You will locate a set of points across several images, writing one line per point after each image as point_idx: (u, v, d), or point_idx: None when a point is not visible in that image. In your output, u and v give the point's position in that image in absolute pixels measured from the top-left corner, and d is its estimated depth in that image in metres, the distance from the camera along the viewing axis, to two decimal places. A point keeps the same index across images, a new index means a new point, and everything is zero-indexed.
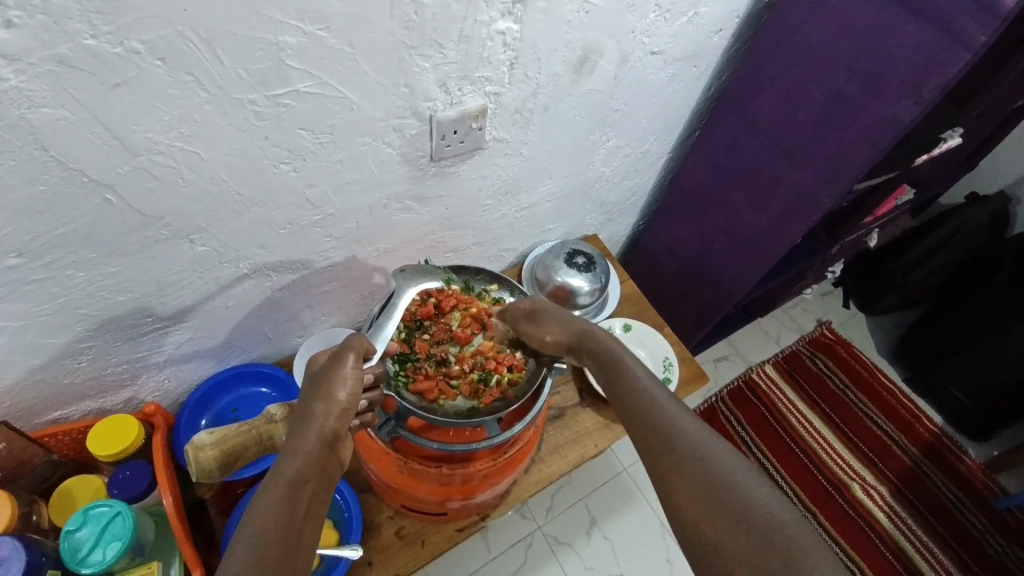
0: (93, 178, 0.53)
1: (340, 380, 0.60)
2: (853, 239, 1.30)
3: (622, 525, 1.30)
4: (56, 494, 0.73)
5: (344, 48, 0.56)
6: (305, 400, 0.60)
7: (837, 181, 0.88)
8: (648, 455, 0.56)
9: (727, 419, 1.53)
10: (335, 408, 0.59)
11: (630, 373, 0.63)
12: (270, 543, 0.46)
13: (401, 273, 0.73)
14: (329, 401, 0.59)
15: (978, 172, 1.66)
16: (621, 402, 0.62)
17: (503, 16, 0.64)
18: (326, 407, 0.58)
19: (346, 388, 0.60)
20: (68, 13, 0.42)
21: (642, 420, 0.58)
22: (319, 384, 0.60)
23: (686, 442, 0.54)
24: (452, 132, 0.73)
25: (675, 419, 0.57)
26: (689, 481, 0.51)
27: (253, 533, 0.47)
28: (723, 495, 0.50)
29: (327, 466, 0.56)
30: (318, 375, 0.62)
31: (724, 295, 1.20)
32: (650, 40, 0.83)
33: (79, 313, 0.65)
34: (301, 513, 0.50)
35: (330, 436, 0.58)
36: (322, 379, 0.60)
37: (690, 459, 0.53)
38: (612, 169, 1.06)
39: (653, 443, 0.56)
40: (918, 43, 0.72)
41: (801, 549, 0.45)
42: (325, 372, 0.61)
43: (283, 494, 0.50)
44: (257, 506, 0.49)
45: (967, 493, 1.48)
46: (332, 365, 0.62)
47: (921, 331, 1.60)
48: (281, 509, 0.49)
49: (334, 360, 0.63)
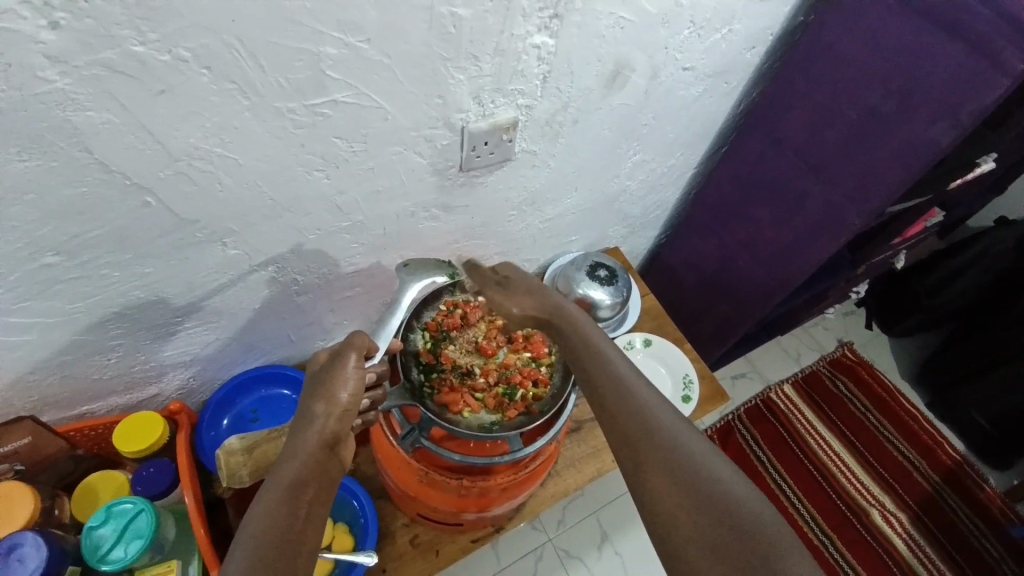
0: (132, 181, 0.54)
1: (341, 380, 0.61)
2: (880, 259, 1.27)
3: (634, 541, 1.28)
4: (80, 489, 0.74)
5: (382, 59, 0.57)
6: (304, 402, 0.60)
7: (868, 202, 0.86)
8: (622, 445, 0.55)
9: (744, 437, 1.51)
10: (335, 410, 0.59)
11: (608, 364, 0.64)
12: (267, 546, 0.46)
13: (404, 269, 0.77)
14: (330, 401, 0.59)
15: (1010, 195, 1.63)
16: (597, 388, 0.62)
17: (539, 30, 0.65)
18: (326, 408, 0.59)
19: (348, 389, 0.61)
20: (116, 19, 0.43)
21: (620, 408, 0.58)
22: (320, 386, 0.61)
23: (667, 435, 0.55)
24: (482, 143, 0.74)
25: (652, 413, 0.57)
26: (667, 473, 0.51)
27: (251, 536, 0.47)
28: (701, 489, 0.50)
29: (329, 468, 0.56)
30: (320, 374, 0.62)
31: (747, 313, 1.19)
32: (683, 56, 0.83)
33: (111, 311, 0.66)
34: (301, 516, 0.50)
35: (330, 438, 0.58)
36: (323, 379, 0.61)
37: (668, 450, 0.53)
38: (637, 182, 1.05)
39: (630, 430, 0.56)
40: (957, 64, 0.71)
41: (777, 548, 0.46)
42: (327, 371, 0.62)
43: (282, 497, 0.51)
44: (255, 509, 0.50)
45: (988, 522, 1.44)
46: (334, 363, 0.62)
47: (945, 354, 1.57)
48: (279, 512, 0.49)
49: (336, 358, 0.63)
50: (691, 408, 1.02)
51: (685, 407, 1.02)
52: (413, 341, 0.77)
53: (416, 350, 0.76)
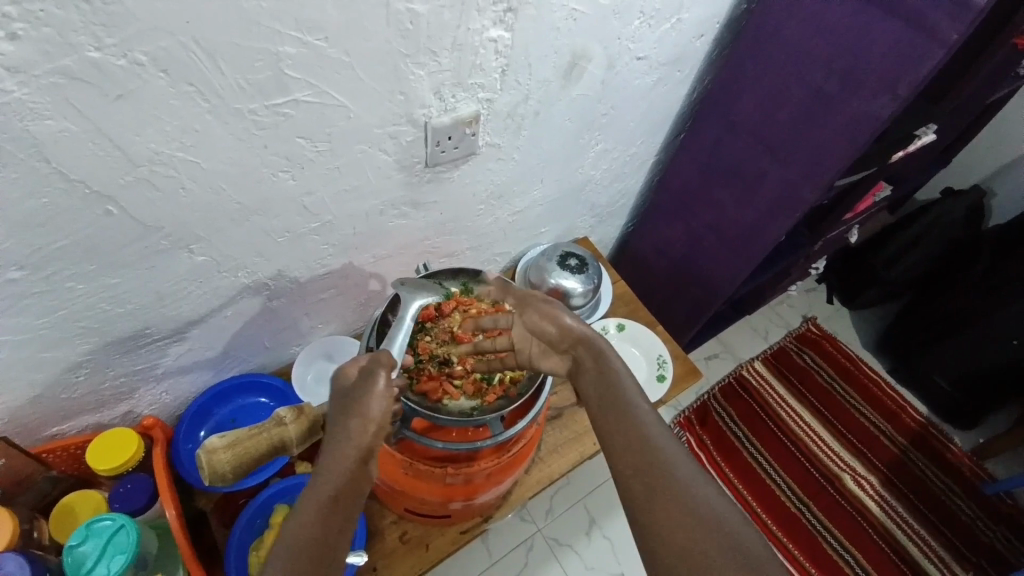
0: (94, 190, 0.54)
1: (375, 395, 0.59)
2: (835, 235, 1.33)
3: (621, 524, 1.31)
4: (56, 510, 0.73)
5: (341, 57, 0.58)
6: (337, 415, 0.59)
7: (819, 176, 0.90)
8: (632, 472, 0.55)
9: (720, 416, 1.55)
10: (370, 424, 0.58)
11: (618, 395, 0.62)
12: (302, 558, 0.49)
13: (402, 286, 0.72)
14: (363, 417, 0.58)
15: (952, 167, 1.72)
16: (606, 411, 0.61)
17: (495, 24, 0.66)
18: (360, 424, 0.57)
19: (381, 403, 0.59)
20: (72, 25, 0.43)
21: (628, 438, 0.57)
22: (352, 400, 0.59)
23: (670, 466, 0.54)
24: (447, 138, 0.75)
25: (659, 443, 0.57)
26: (676, 507, 0.51)
27: (288, 549, 0.49)
28: (705, 518, 0.50)
29: (363, 481, 0.57)
30: (353, 387, 0.60)
31: (713, 294, 1.22)
32: (636, 46, 0.85)
33: (78, 326, 0.65)
34: (336, 528, 0.52)
35: (366, 453, 0.57)
36: (355, 394, 0.59)
37: (669, 479, 0.53)
38: (602, 172, 1.08)
39: (630, 460, 0.56)
40: (893, 39, 0.75)
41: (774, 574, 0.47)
42: (360, 385, 0.59)
43: (319, 511, 0.52)
44: (292, 522, 0.51)
45: (956, 480, 1.51)
46: (367, 377, 0.60)
47: (904, 321, 1.64)
48: (314, 524, 0.51)
49: (368, 372, 0.60)
50: (666, 388, 1.05)
51: (660, 387, 1.05)
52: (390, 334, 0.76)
53: None
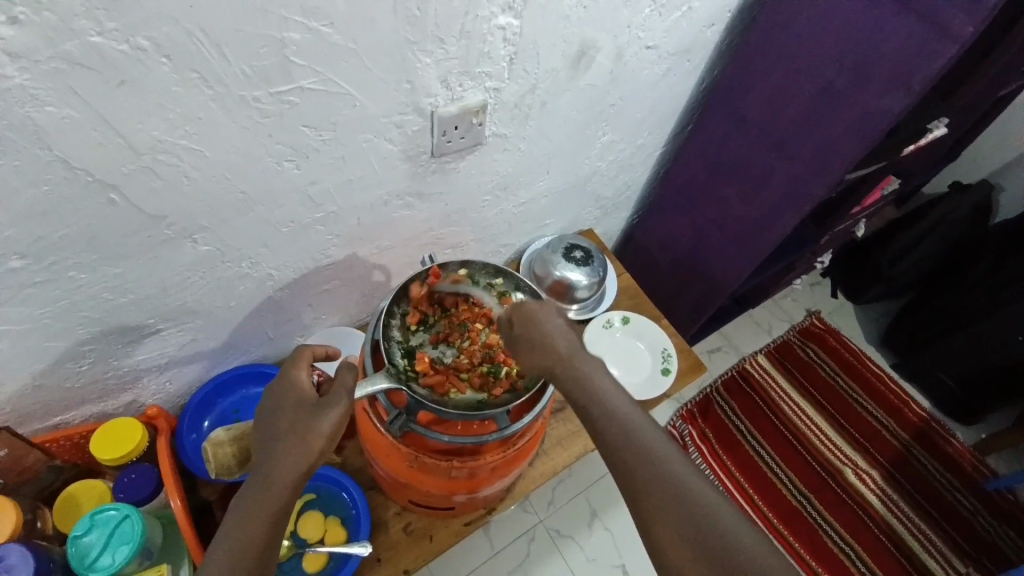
0: (97, 178, 0.53)
1: (296, 387, 0.63)
2: (841, 229, 1.32)
3: (623, 516, 1.31)
4: (60, 500, 0.73)
5: (347, 44, 0.56)
6: (268, 409, 0.62)
7: (827, 172, 0.89)
8: (633, 485, 0.57)
9: (722, 408, 1.55)
10: (300, 414, 0.60)
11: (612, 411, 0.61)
12: (241, 550, 0.53)
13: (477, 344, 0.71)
14: (295, 408, 0.61)
15: (961, 161, 1.70)
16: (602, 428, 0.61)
17: (503, 12, 0.65)
18: (293, 414, 0.60)
19: (307, 394, 0.63)
20: (73, 10, 0.42)
21: (627, 453, 0.58)
22: (277, 398, 0.62)
23: (671, 481, 0.56)
24: (453, 128, 0.74)
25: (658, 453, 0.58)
26: (673, 520, 0.54)
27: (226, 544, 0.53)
28: (724, 565, 0.51)
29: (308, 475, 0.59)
30: (277, 387, 0.64)
31: (718, 287, 1.21)
32: (646, 35, 0.84)
33: (81, 316, 0.64)
34: (276, 519, 0.56)
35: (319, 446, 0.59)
36: (281, 390, 0.63)
37: (698, 542, 0.53)
38: (608, 163, 1.07)
39: (650, 510, 0.55)
40: (907, 33, 0.73)
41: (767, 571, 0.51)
42: (282, 383, 0.64)
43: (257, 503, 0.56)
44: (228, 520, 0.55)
45: (957, 475, 1.51)
46: (287, 375, 0.64)
47: (908, 316, 1.63)
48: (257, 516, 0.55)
49: (288, 372, 0.64)
50: (671, 381, 1.04)
51: (665, 380, 1.04)
52: (393, 327, 0.75)
53: (396, 336, 0.75)
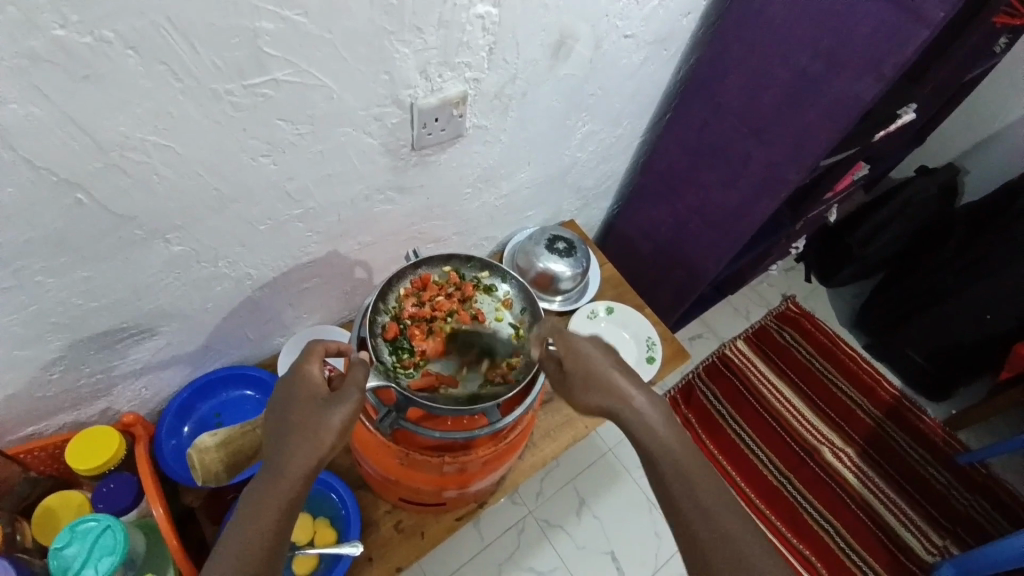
0: (63, 177, 0.51)
1: (307, 382, 0.61)
2: (815, 214, 1.35)
3: (611, 503, 1.33)
4: (38, 512, 0.71)
5: (322, 34, 0.55)
6: (280, 401, 0.60)
7: (803, 157, 0.90)
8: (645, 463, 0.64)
9: (704, 393, 1.58)
10: (312, 410, 0.58)
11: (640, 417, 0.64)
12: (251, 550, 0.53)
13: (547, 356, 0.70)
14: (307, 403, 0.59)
15: (926, 146, 1.75)
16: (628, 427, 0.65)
17: (481, 0, 0.64)
18: (304, 410, 0.59)
19: (320, 388, 0.61)
20: (35, 3, 0.40)
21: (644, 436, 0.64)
22: (288, 391, 0.61)
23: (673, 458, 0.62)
24: (433, 120, 0.72)
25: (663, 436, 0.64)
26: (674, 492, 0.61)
27: (236, 544, 0.53)
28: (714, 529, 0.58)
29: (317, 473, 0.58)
30: (288, 379, 0.62)
31: (699, 275, 1.23)
32: (624, 24, 0.84)
33: (49, 322, 0.62)
34: (285, 518, 0.56)
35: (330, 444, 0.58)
36: (293, 382, 0.61)
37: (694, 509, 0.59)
38: (588, 154, 1.07)
39: (687, 521, 0.59)
40: (880, 18, 0.75)
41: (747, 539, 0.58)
42: (293, 376, 0.62)
43: (267, 503, 0.55)
44: (238, 518, 0.55)
45: (930, 450, 1.56)
46: (300, 369, 0.62)
47: (880, 297, 1.67)
48: (266, 516, 0.55)
49: (301, 364, 0.62)
50: (656, 369, 1.05)
51: (650, 369, 1.05)
52: (380, 323, 0.74)
53: (383, 333, 0.74)
